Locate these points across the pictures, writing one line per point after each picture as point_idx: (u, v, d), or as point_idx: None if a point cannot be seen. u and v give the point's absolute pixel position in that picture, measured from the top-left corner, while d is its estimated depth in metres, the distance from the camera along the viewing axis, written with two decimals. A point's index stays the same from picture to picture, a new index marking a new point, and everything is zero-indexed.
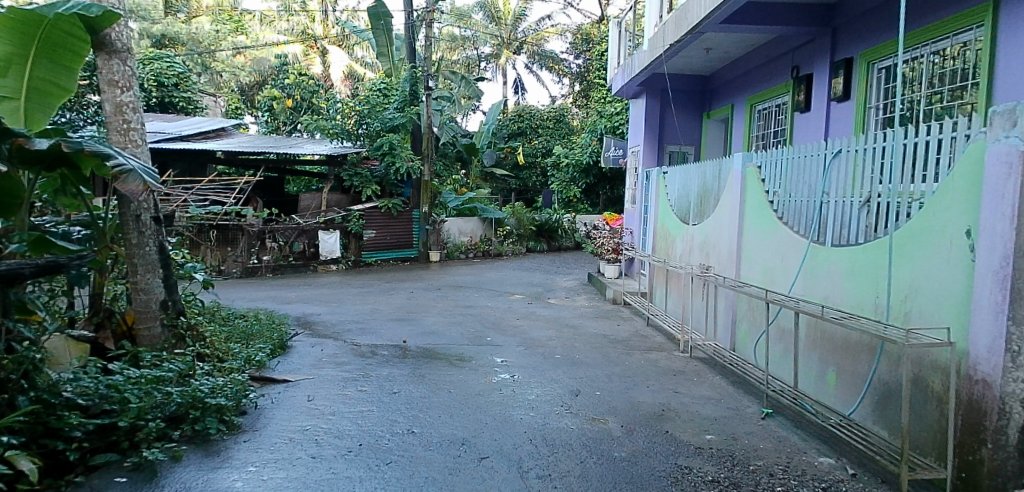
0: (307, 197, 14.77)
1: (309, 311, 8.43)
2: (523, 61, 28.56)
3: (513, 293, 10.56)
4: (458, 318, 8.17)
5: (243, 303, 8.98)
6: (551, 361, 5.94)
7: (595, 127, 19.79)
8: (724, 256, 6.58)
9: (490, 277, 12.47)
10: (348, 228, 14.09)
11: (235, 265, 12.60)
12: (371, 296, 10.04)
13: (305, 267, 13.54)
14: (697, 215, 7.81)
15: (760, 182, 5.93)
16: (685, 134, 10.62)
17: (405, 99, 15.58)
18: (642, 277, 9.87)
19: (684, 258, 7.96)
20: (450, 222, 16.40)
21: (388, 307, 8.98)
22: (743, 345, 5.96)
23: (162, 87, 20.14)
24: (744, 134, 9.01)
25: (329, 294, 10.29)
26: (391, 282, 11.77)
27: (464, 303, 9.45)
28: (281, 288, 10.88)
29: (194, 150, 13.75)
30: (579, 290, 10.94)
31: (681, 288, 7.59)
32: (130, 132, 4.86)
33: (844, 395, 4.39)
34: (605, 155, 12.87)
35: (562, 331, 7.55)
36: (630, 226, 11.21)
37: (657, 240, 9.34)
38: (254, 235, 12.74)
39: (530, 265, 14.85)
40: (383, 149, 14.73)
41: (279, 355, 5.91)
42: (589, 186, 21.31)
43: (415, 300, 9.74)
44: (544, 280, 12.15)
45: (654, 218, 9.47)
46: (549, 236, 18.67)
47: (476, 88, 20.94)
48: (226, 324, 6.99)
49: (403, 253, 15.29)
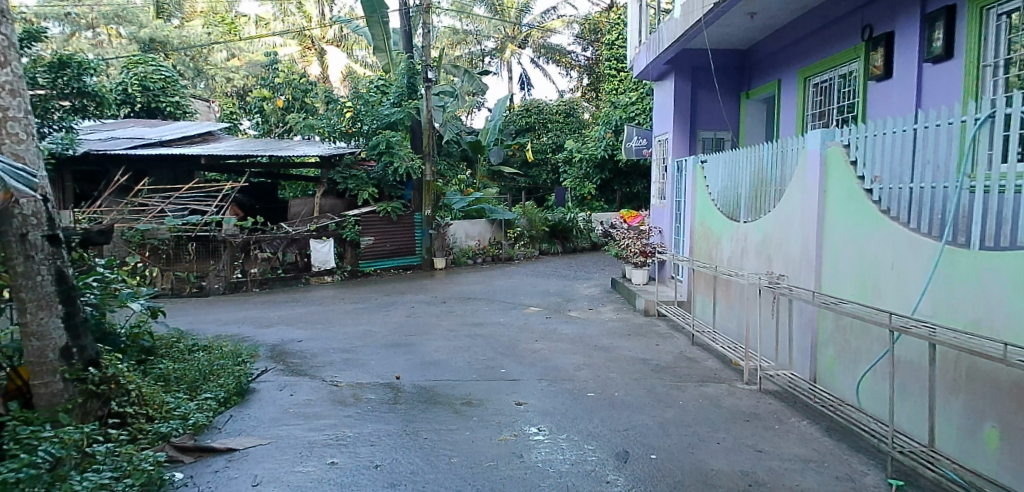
0: (299, 202, 13.53)
1: (290, 338, 7.11)
2: (529, 55, 27.30)
3: (528, 305, 9.23)
4: (465, 341, 6.82)
5: (215, 330, 7.68)
6: (585, 405, 4.59)
7: (609, 118, 18.70)
8: (796, 261, 5.28)
9: (501, 287, 11.13)
10: (344, 235, 12.83)
11: (219, 280, 11.37)
12: (366, 314, 8.73)
13: (297, 280, 12.30)
14: (750, 211, 6.53)
15: (850, 165, 4.57)
16: (720, 117, 9.27)
17: (402, 93, 14.25)
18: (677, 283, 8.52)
19: (735, 264, 6.69)
20: (456, 225, 15.12)
21: (383, 328, 7.65)
22: (832, 376, 4.68)
23: (147, 92, 19.05)
24: (796, 113, 7.66)
25: (319, 312, 9.00)
26: (390, 296, 10.49)
27: (473, 320, 8.11)
28: (265, 307, 9.60)
29: (174, 155, 12.49)
30: (603, 299, 9.60)
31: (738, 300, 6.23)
32: (6, 123, 3.62)
33: (1016, 465, 3.06)
34: (626, 145, 11.36)
35: (592, 355, 6.21)
36: (659, 224, 9.91)
37: (695, 241, 8.04)
38: (238, 247, 11.53)
39: (544, 269, 13.52)
40: (380, 147, 13.31)
41: (234, 406, 4.61)
42: (604, 182, 19.95)
43: (416, 317, 8.42)
44: (561, 288, 10.82)
45: (690, 216, 8.19)
46: (563, 237, 17.29)
47: (480, 83, 19.69)
48: (180, 362, 5.72)
49: (405, 261, 14.02)
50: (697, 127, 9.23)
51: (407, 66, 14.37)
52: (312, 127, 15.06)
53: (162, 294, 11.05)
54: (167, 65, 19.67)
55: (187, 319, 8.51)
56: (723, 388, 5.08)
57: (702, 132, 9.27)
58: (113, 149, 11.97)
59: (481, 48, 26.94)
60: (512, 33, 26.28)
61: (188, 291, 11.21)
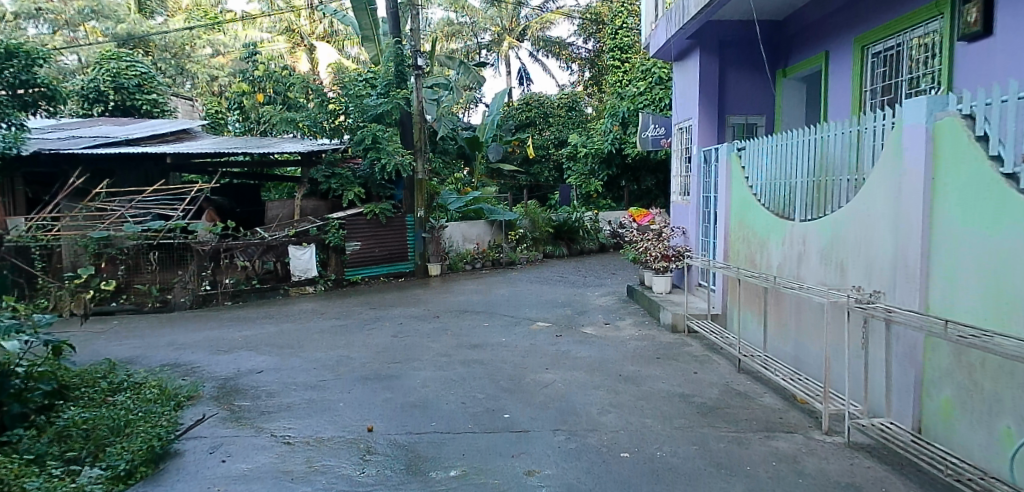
0: (278, 205, 12.27)
1: (248, 369, 5.87)
2: (528, 49, 26.07)
3: (534, 319, 7.98)
4: (461, 371, 5.57)
5: (162, 360, 6.45)
6: (619, 477, 3.34)
7: (615, 110, 17.60)
8: (889, 269, 4.06)
9: (503, 296, 9.86)
10: (326, 241, 11.55)
11: (185, 293, 10.14)
12: (345, 333, 7.49)
13: (274, 292, 11.04)
14: (809, 208, 5.35)
15: (975, 140, 3.34)
16: (752, 100, 8.10)
17: (390, 83, 12.90)
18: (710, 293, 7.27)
19: (790, 272, 5.49)
20: (452, 227, 13.88)
21: (363, 353, 6.40)
22: (950, 428, 3.46)
23: (121, 89, 17.88)
24: (851, 90, 6.48)
25: (292, 331, 7.75)
26: (377, 309, 9.25)
27: (469, 341, 6.86)
28: (231, 326, 8.35)
29: (137, 154, 11.30)
30: (621, 310, 8.35)
31: (815, 325, 4.97)
32: None
33: None
34: (641, 135, 10.02)
35: (619, 388, 4.96)
36: (682, 224, 8.70)
37: (730, 244, 6.85)
38: (207, 255, 10.29)
39: (550, 274, 12.28)
40: (366, 142, 12.11)
41: (140, 481, 3.39)
42: (611, 179, 18.73)
43: (403, 337, 7.17)
44: (571, 297, 9.56)
45: (723, 215, 6.99)
46: (569, 238, 15.97)
47: (477, 76, 18.53)
48: (96, 407, 4.51)
49: (396, 268, 12.79)
50: (725, 112, 8.05)
51: (395, 52, 12.98)
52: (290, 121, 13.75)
53: (120, 309, 9.85)
54: (143, 61, 18.57)
55: (136, 345, 7.27)
56: (799, 442, 3.82)
57: (731, 117, 8.10)
58: (68, 149, 10.75)
59: (478, 40, 25.71)
60: (510, 26, 25.34)
61: (149, 306, 9.98)
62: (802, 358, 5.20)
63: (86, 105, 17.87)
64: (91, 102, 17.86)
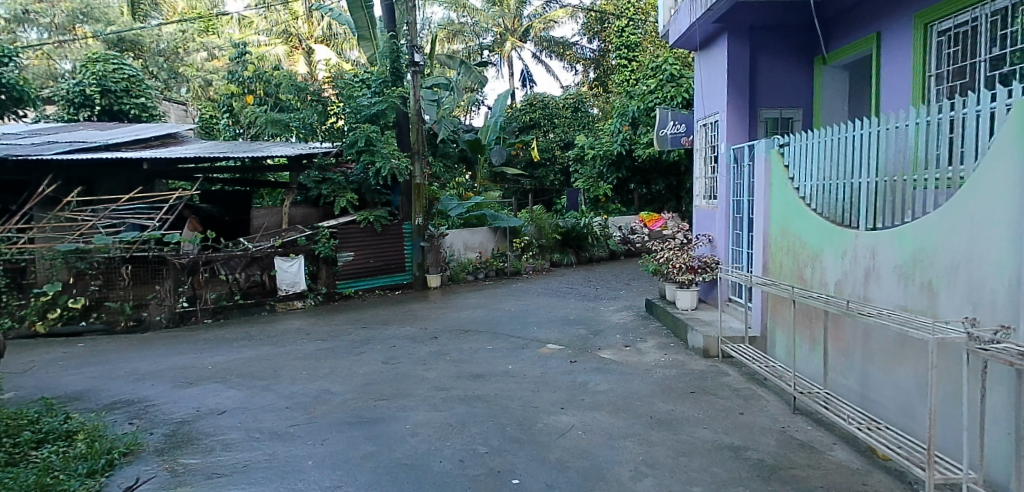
0: (265, 213, 11.42)
1: (209, 409, 4.98)
2: (531, 50, 25.27)
3: (544, 340, 7.07)
4: (460, 412, 4.66)
5: (114, 394, 5.55)
6: None
7: (624, 110, 16.85)
8: (1009, 294, 3.17)
9: (508, 312, 8.94)
10: (316, 252, 10.67)
11: (161, 311, 9.17)
12: (330, 359, 6.58)
13: (259, 308, 10.14)
14: (877, 214, 4.47)
15: None
16: (786, 91, 7.26)
17: (384, 81, 12.02)
18: (748, 313, 6.34)
19: (855, 292, 4.59)
20: (453, 235, 13.03)
21: (347, 387, 5.49)
22: None
23: (108, 92, 17.05)
24: (909, 74, 5.64)
25: (271, 356, 6.84)
26: (369, 328, 8.36)
27: (471, 369, 5.96)
28: (205, 349, 7.46)
29: (111, 159, 10.46)
30: (641, 329, 7.43)
31: (895, 359, 4.07)
32: None
33: None
34: (659, 133, 9.07)
35: (654, 438, 4.05)
36: (706, 231, 7.84)
37: (769, 254, 5.98)
38: (185, 268, 9.40)
39: (558, 285, 11.37)
40: (358, 144, 11.21)
41: None
42: (620, 182, 17.87)
43: (394, 364, 6.27)
44: (583, 312, 8.64)
45: (761, 221, 6.12)
46: (577, 245, 15.00)
47: (480, 76, 17.71)
48: (8, 468, 3.63)
49: (392, 279, 11.91)
50: (756, 104, 7.22)
51: (389, 47, 12.07)
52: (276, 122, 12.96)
53: (89, 330, 8.90)
54: (131, 63, 17.76)
55: (92, 374, 6.39)
56: None
57: (763, 110, 7.26)
58: (37, 154, 9.92)
59: (479, 40, 24.80)
60: (513, 26, 24.58)
61: (122, 327, 9.00)
62: (872, 396, 4.33)
63: (72, 110, 17.04)
64: (77, 107, 17.01)
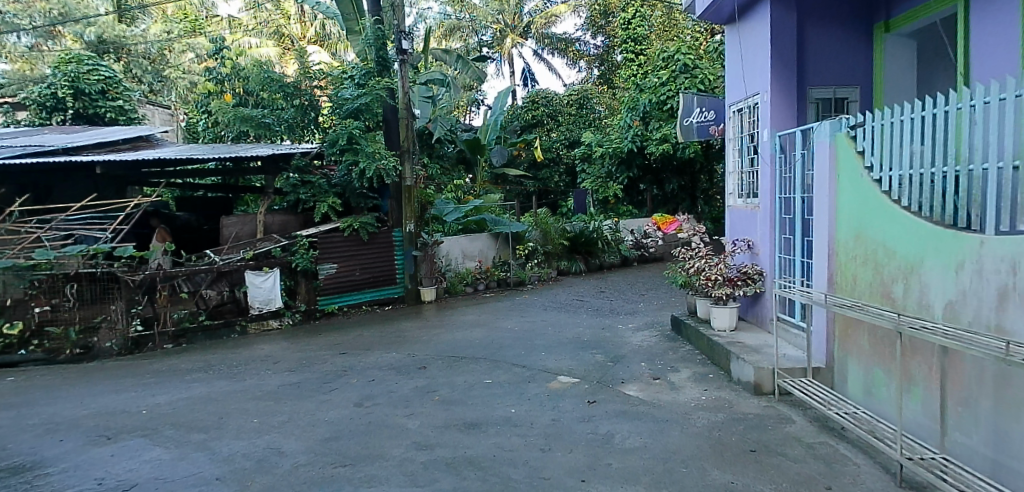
0: (236, 221, 10.22)
1: (116, 482, 3.76)
2: (532, 47, 24.08)
3: (555, 371, 5.84)
4: (445, 489, 3.43)
5: (7, 456, 4.34)
6: None
7: (634, 104, 15.77)
8: None
9: (511, 332, 7.71)
10: (293, 264, 9.47)
11: (112, 337, 7.96)
12: (293, 401, 5.36)
13: (228, 330, 8.91)
14: (1011, 211, 3.26)
15: None
16: (839, 66, 6.10)
17: (369, 72, 10.81)
18: (812, 340, 5.07)
19: (982, 321, 3.35)
20: (449, 242, 11.85)
21: (303, 445, 4.27)
22: None
23: (83, 95, 15.84)
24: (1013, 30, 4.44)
25: (223, 397, 5.63)
26: (348, 354, 7.14)
27: (463, 415, 4.73)
28: (150, 385, 6.25)
29: (62, 163, 9.35)
30: (670, 355, 6.20)
31: None
32: None
33: None
34: (682, 122, 7.91)
35: None
36: (743, 235, 6.62)
37: (837, 265, 4.78)
38: (139, 286, 8.14)
39: (567, 297, 10.15)
40: (341, 142, 10.04)
41: None
42: (630, 182, 16.69)
43: (369, 408, 5.04)
44: (599, 332, 7.40)
45: (826, 222, 4.92)
46: (586, 251, 13.69)
47: (480, 71, 16.44)
48: None
49: (382, 293, 10.71)
50: (805, 82, 6.02)
51: (375, 33, 10.71)
52: (246, 118, 11.60)
53: (27, 360, 7.67)
54: (109, 65, 16.57)
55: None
56: None
57: (813, 89, 6.06)
58: None
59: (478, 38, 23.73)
60: (513, 22, 23.42)
61: (65, 355, 7.78)
62: (1013, 465, 3.11)
63: (44, 114, 15.82)
64: (48, 111, 15.81)
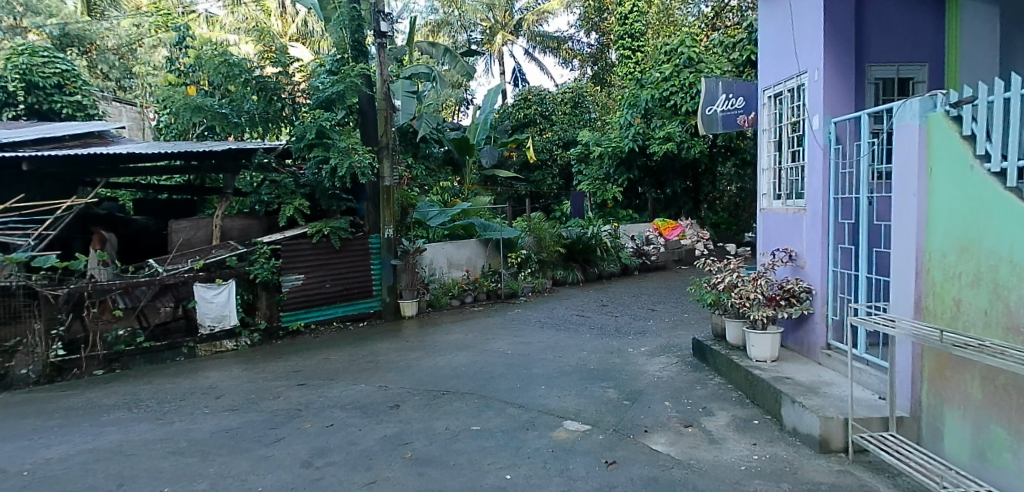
0: (186, 225, 9.03)
1: None
2: (522, 45, 23.02)
3: (559, 414, 4.67)
4: None
5: None
6: None
7: (634, 100, 14.72)
8: None
9: (504, 357, 6.54)
10: (252, 275, 8.27)
11: (29, 362, 6.71)
12: (223, 458, 4.15)
13: (173, 353, 7.67)
14: None
15: None
16: (906, 38, 5.04)
17: (343, 56, 9.65)
18: (900, 382, 3.90)
19: None
20: (433, 250, 10.66)
21: None
22: None
23: (37, 89, 14.19)
24: None
25: (140, 448, 4.42)
26: (308, 386, 5.95)
27: (442, 485, 3.55)
28: (55, 429, 5.01)
29: None
30: (698, 392, 5.06)
31: None
32: None
33: None
34: (705, 113, 6.98)
35: None
36: (782, 244, 5.51)
37: (928, 285, 3.68)
38: (65, 303, 6.93)
39: (566, 312, 8.99)
40: (309, 137, 8.87)
41: None
42: (630, 185, 15.59)
43: (320, 471, 3.85)
44: (607, 358, 6.25)
45: (911, 228, 3.81)
46: (584, 260, 12.57)
47: (469, 66, 15.34)
48: None
49: (356, 308, 9.50)
50: (863, 58, 4.99)
51: (348, 12, 9.52)
52: (198, 109, 10.21)
53: None
54: (68, 57, 14.98)
55: None
56: None
57: (872, 68, 5.04)
58: None
59: (466, 35, 22.62)
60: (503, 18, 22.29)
61: None
62: None
63: None
64: None
